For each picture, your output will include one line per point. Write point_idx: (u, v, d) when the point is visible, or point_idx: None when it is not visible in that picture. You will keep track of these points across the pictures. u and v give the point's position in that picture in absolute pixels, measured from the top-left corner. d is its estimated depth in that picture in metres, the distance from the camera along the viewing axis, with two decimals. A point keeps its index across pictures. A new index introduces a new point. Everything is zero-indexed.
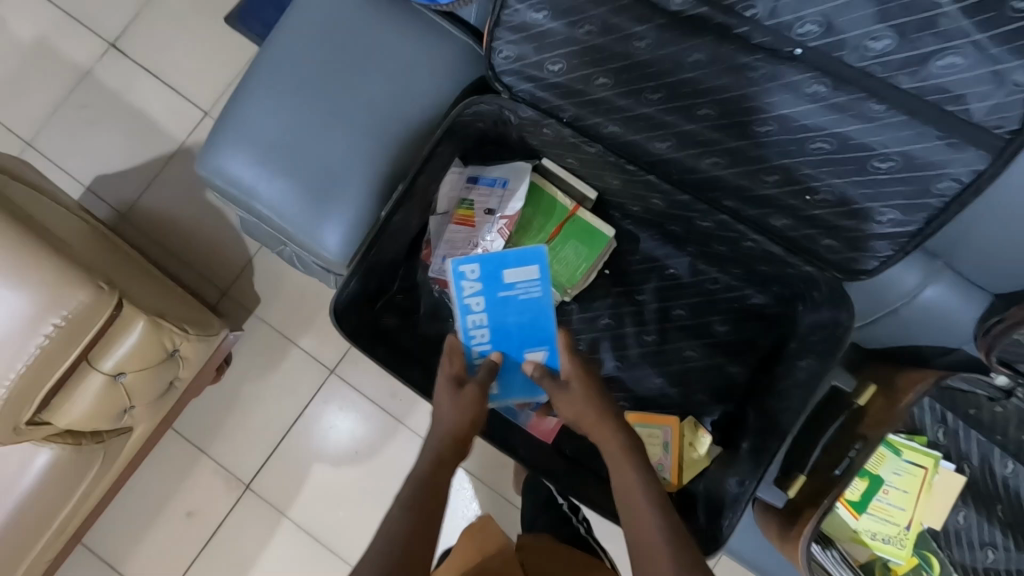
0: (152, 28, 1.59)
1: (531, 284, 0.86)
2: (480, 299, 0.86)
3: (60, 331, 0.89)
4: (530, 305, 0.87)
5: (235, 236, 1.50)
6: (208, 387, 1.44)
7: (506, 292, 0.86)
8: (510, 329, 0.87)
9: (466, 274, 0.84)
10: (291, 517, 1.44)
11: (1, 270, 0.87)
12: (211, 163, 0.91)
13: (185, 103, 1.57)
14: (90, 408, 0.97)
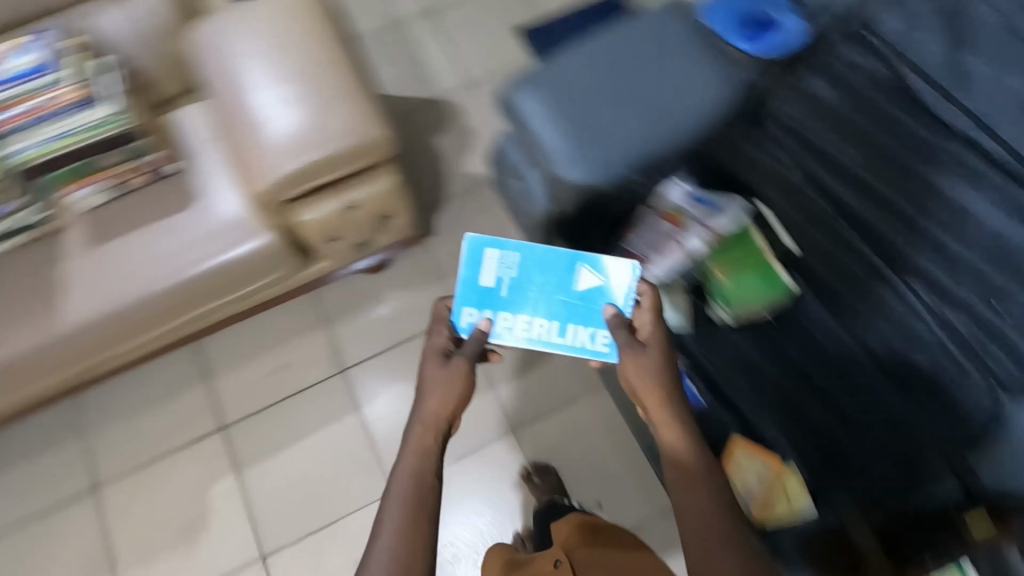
0: (463, 12, 1.99)
1: (507, 260, 1.03)
2: (505, 313, 1.03)
3: (352, 146, 1.12)
4: (521, 269, 1.03)
5: (442, 177, 1.76)
6: (360, 275, 1.65)
7: (501, 284, 1.03)
8: (544, 298, 1.03)
9: (474, 319, 1.03)
10: (362, 413, 1.57)
11: (339, 90, 1.14)
12: (515, 87, 1.11)
13: (457, 69, 1.91)
14: (323, 217, 1.19)
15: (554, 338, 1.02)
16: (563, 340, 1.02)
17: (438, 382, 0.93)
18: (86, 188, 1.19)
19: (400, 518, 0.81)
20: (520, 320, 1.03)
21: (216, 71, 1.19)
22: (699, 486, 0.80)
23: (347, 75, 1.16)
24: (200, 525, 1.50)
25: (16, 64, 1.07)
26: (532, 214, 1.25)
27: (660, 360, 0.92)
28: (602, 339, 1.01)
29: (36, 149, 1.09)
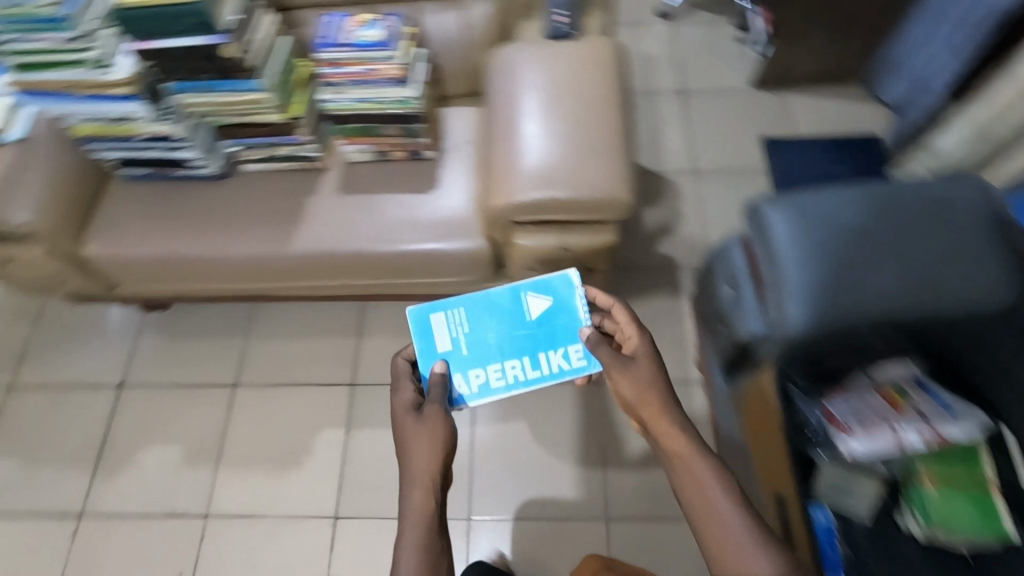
0: (715, 105, 2.02)
1: (461, 321, 1.18)
2: (474, 370, 1.16)
3: (598, 200, 1.16)
4: (470, 322, 1.18)
5: (636, 246, 1.77)
6: None
7: (458, 346, 1.16)
8: (507, 339, 1.17)
9: (462, 384, 1.16)
10: (475, 430, 1.60)
11: (606, 147, 1.20)
12: (771, 204, 1.08)
13: (689, 154, 1.93)
14: (537, 249, 1.24)
15: (536, 374, 1.17)
16: (539, 373, 1.16)
17: (417, 436, 1.02)
18: (354, 145, 1.32)
19: (422, 536, 0.92)
20: (496, 366, 1.17)
21: (499, 90, 1.31)
22: (709, 491, 0.85)
23: (614, 135, 1.21)
24: (298, 458, 1.60)
25: (358, 35, 1.15)
26: (725, 325, 1.21)
27: (643, 363, 1.02)
28: (576, 354, 1.17)
29: (347, 102, 1.21)
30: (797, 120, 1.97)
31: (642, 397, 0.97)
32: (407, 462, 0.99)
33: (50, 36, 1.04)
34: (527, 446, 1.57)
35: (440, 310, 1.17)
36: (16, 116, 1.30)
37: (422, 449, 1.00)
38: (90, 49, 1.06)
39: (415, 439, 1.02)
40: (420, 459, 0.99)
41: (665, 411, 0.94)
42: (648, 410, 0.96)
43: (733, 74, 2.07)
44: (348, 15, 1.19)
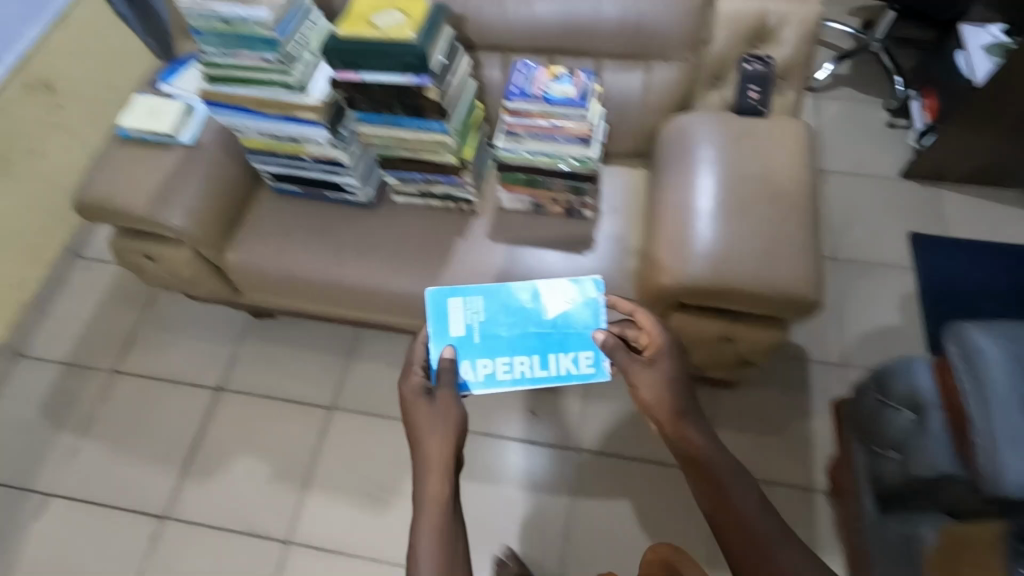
0: (857, 189, 1.91)
1: (481, 315, 1.13)
2: (483, 358, 1.12)
3: (783, 298, 1.07)
4: (487, 313, 1.13)
5: None
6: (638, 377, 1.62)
7: (472, 332, 1.12)
8: (517, 337, 1.12)
9: (467, 369, 1.11)
10: (572, 501, 1.53)
11: (795, 240, 1.11)
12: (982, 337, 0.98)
13: (826, 238, 1.82)
14: (694, 335, 1.16)
15: (542, 374, 1.12)
16: (547, 373, 1.11)
17: (431, 420, 1.01)
18: (511, 193, 1.28)
19: (438, 522, 0.92)
20: (504, 359, 1.12)
21: (672, 162, 1.25)
22: (734, 509, 0.94)
23: (799, 228, 1.12)
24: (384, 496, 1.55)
25: (550, 89, 1.11)
26: (896, 452, 1.09)
27: (662, 371, 1.04)
28: (584, 361, 1.12)
29: (522, 154, 1.17)
30: (946, 219, 1.83)
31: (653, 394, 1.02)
32: (423, 451, 0.98)
33: (254, 55, 1.03)
34: (627, 530, 1.49)
35: (458, 294, 1.13)
36: (188, 120, 1.30)
37: (435, 436, 0.98)
38: (288, 73, 1.04)
39: (432, 428, 1.00)
40: (435, 447, 0.98)
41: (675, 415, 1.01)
42: (660, 406, 1.01)
43: (878, 160, 1.96)
44: (540, 67, 1.15)
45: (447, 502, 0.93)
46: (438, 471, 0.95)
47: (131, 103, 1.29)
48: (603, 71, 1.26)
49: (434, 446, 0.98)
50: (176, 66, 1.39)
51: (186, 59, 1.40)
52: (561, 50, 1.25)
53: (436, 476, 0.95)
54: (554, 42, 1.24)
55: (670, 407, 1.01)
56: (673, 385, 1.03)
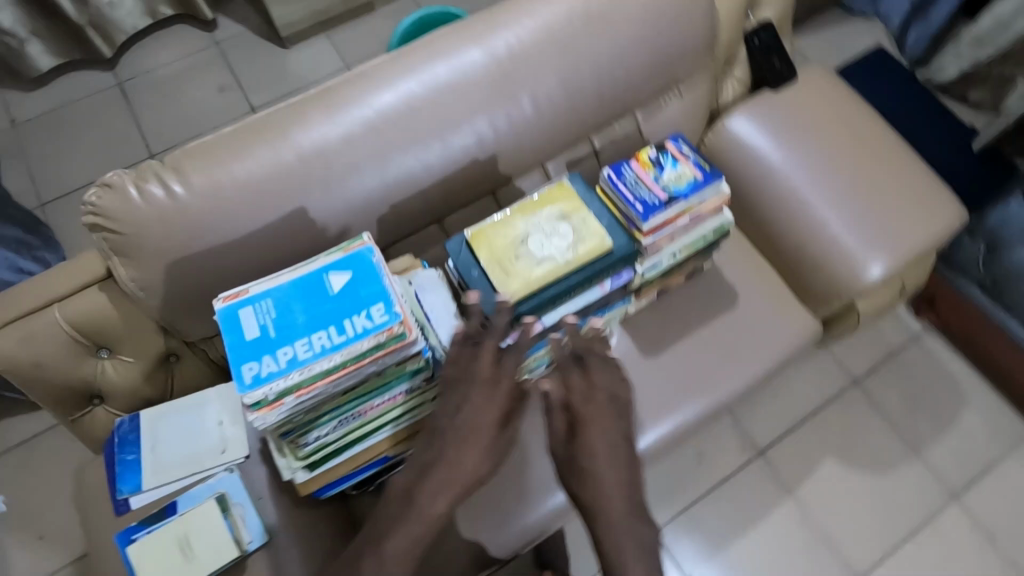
0: None
1: (257, 309, 0.62)
2: (281, 352, 0.60)
3: (935, 234, 1.09)
4: (284, 296, 0.62)
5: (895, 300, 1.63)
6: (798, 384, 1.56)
7: (262, 322, 0.61)
8: (313, 310, 0.62)
9: (256, 375, 0.58)
10: (795, 497, 1.49)
11: (903, 180, 1.11)
12: None
13: None
14: (878, 300, 1.15)
15: (340, 352, 0.59)
16: (354, 341, 0.60)
17: (481, 433, 0.66)
18: (645, 296, 1.08)
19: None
20: (300, 345, 0.60)
21: (749, 166, 1.15)
22: None
23: (895, 158, 1.13)
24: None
25: (666, 180, 0.92)
26: None
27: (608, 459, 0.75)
28: (378, 310, 0.61)
29: (660, 263, 0.97)
30: (832, 51, 1.97)
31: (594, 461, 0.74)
32: (419, 499, 0.64)
33: (385, 395, 0.69)
34: (851, 484, 1.50)
35: (247, 290, 0.63)
36: (235, 513, 0.83)
37: (465, 462, 0.65)
38: (432, 388, 0.72)
39: (485, 436, 0.66)
40: (441, 498, 0.64)
41: (612, 483, 0.74)
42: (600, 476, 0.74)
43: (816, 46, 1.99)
44: (627, 162, 0.95)
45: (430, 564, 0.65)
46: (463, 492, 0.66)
47: (136, 561, 0.79)
48: (646, 121, 1.08)
49: (438, 498, 0.64)
50: (127, 456, 0.85)
51: (126, 438, 0.86)
52: (595, 127, 1.04)
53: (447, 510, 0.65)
54: (590, 123, 1.03)
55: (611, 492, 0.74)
56: (618, 439, 0.76)
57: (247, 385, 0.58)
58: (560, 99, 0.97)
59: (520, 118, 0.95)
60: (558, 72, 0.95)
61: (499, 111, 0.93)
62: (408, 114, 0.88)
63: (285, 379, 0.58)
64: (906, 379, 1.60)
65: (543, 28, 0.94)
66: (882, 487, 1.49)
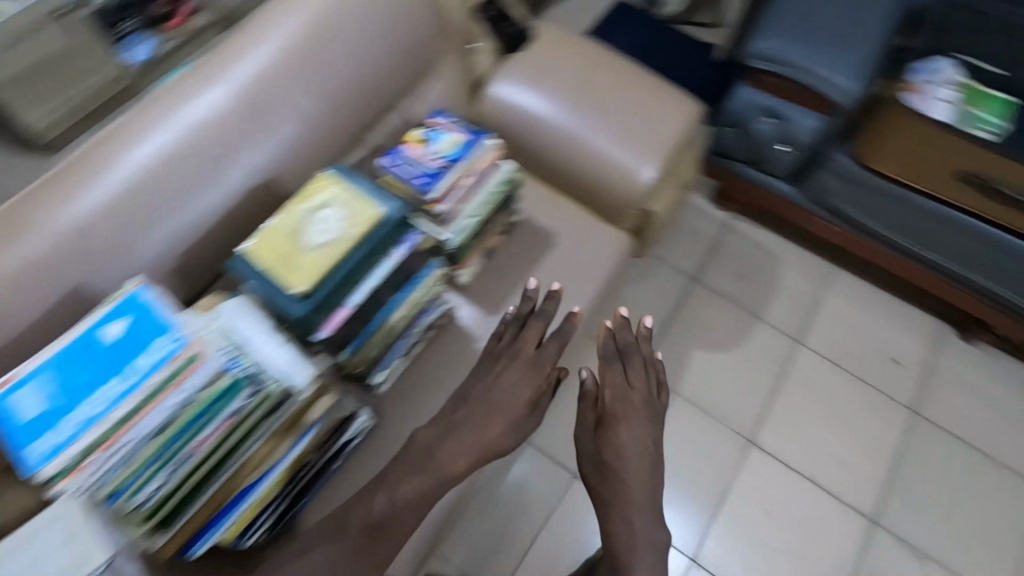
0: None
1: (33, 390, 0.71)
2: (66, 420, 0.71)
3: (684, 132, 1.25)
4: (56, 369, 0.72)
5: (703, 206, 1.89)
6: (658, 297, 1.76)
7: (38, 399, 0.71)
8: (88, 375, 0.72)
9: (46, 446, 0.69)
10: (681, 394, 1.64)
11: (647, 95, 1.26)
12: (770, 42, 1.36)
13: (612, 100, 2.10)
14: (666, 202, 1.30)
15: (122, 402, 0.72)
16: (133, 390, 0.72)
17: (518, 377, 1.02)
18: (469, 264, 1.14)
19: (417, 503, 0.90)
20: (83, 408, 0.71)
21: (519, 124, 1.26)
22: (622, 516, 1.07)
23: (635, 78, 1.27)
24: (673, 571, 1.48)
25: (440, 150, 1.00)
26: (787, 146, 1.48)
27: (631, 436, 1.12)
28: (149, 356, 0.74)
29: (468, 225, 1.03)
30: (583, 14, 2.25)
31: (618, 455, 1.11)
32: (437, 458, 0.93)
33: (204, 427, 0.77)
34: (720, 364, 1.69)
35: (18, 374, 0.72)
36: None
37: (491, 419, 0.97)
38: (258, 405, 0.80)
39: (524, 380, 1.02)
40: (461, 460, 0.94)
41: (629, 456, 1.11)
42: (615, 462, 1.11)
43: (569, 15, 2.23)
44: (401, 146, 1.01)
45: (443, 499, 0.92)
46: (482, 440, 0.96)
47: None
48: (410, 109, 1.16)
49: (459, 460, 0.94)
50: None
51: None
52: (360, 128, 1.12)
53: (470, 458, 0.94)
54: (354, 126, 1.10)
55: (625, 459, 1.10)
56: (641, 442, 1.12)
57: (39, 461, 0.69)
58: (313, 112, 1.03)
59: (280, 141, 1.00)
60: (300, 88, 1.00)
61: (256, 140, 0.97)
62: (162, 167, 0.89)
63: (80, 442, 0.70)
64: (731, 261, 1.84)
65: (270, 52, 0.98)
66: (745, 357, 1.70)
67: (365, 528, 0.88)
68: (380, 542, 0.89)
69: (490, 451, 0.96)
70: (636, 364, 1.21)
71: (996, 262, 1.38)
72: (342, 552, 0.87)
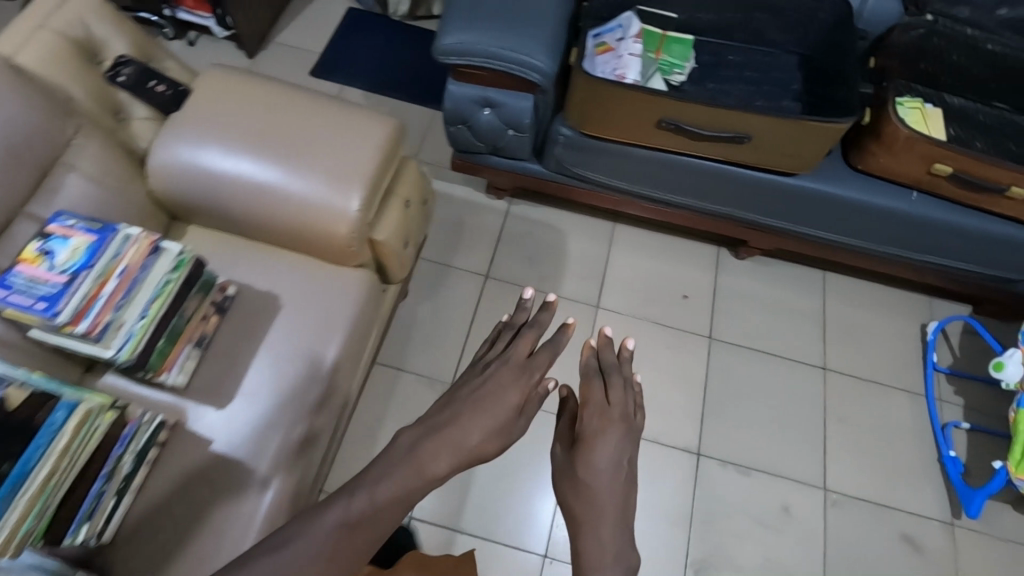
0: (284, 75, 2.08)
1: None
2: None
3: (382, 152, 1.18)
4: None
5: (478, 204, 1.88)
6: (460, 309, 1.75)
7: None
8: None
9: None
10: None
11: (334, 124, 1.18)
12: (456, 34, 1.33)
13: None
14: (394, 225, 1.24)
15: None
16: None
17: (510, 373, 0.95)
18: (173, 365, 1.02)
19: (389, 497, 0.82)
20: None
21: (204, 190, 1.15)
22: (596, 527, 0.88)
23: (315, 110, 1.19)
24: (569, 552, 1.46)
25: (59, 263, 0.89)
26: (513, 130, 1.48)
27: (612, 449, 0.95)
28: None
29: (134, 334, 0.92)
30: (313, 38, 2.16)
31: (593, 475, 0.92)
32: (422, 458, 0.85)
33: None
34: None
35: None
36: None
37: (487, 415, 0.89)
38: None
39: (515, 373, 0.95)
40: (444, 458, 0.85)
41: (610, 474, 0.92)
42: (590, 481, 0.91)
43: (298, 48, 2.13)
44: (12, 269, 0.88)
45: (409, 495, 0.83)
46: (473, 436, 0.88)
47: None
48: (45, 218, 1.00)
49: (439, 459, 0.85)
50: None
51: None
52: None
53: (435, 455, 0.85)
54: None
55: (613, 473, 0.92)
56: (620, 463, 0.94)
57: None
58: None
59: None
60: None
61: None
62: None
63: None
64: (518, 246, 1.84)
65: None
66: None
67: (342, 524, 0.80)
68: (357, 542, 0.80)
69: (471, 456, 0.87)
70: (611, 379, 1.07)
71: (720, 186, 1.48)
72: (323, 543, 0.78)
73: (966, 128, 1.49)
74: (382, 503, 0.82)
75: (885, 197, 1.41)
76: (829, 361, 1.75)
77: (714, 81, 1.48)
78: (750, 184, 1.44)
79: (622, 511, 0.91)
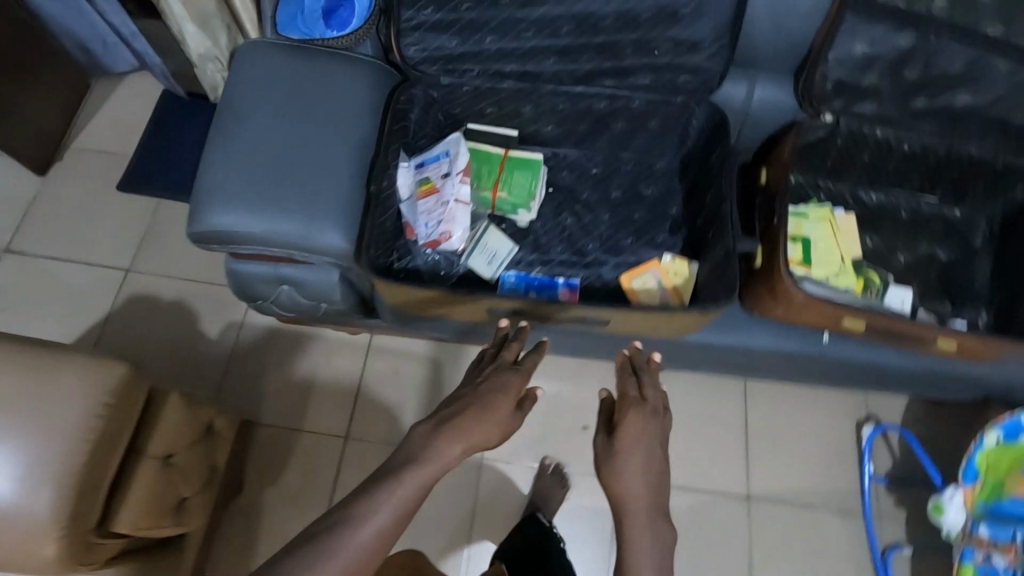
0: (82, 193, 1.69)
1: None
2: None
3: (103, 421, 0.86)
4: None
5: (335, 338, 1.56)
6: (319, 477, 1.46)
7: None
8: None
9: None
10: None
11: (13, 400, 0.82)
12: (217, 217, 1.01)
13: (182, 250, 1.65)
14: (146, 501, 0.92)
15: None
16: None
17: (507, 376, 0.90)
18: None
19: (410, 487, 0.74)
20: None
21: None
22: (636, 505, 0.78)
23: None
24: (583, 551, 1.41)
25: None
26: (324, 301, 1.15)
27: (646, 422, 0.87)
28: None
29: None
30: (121, 135, 1.76)
31: (624, 456, 0.82)
32: (433, 441, 0.79)
33: None
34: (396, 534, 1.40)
35: None
36: None
37: (500, 401, 0.85)
38: None
39: (511, 372, 0.91)
40: (455, 444, 0.79)
41: (652, 444, 0.85)
42: (619, 466, 0.81)
43: (101, 152, 1.74)
44: None
45: (430, 482, 0.77)
46: (478, 424, 0.82)
47: None
48: None
49: (455, 444, 0.79)
50: None
51: None
52: None
53: (454, 437, 0.80)
54: None
55: (652, 449, 0.84)
56: (651, 449, 0.84)
57: None
58: None
59: None
60: None
61: None
62: None
63: None
64: (383, 388, 1.54)
65: None
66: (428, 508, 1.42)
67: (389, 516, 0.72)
68: (377, 533, 0.71)
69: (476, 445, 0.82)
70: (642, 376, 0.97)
71: (589, 344, 1.19)
72: (373, 528, 0.71)
73: (886, 234, 1.21)
74: (418, 491, 0.75)
75: (784, 343, 1.15)
76: (755, 486, 1.51)
77: (573, 211, 1.18)
78: (623, 342, 1.16)
79: (657, 497, 0.80)
